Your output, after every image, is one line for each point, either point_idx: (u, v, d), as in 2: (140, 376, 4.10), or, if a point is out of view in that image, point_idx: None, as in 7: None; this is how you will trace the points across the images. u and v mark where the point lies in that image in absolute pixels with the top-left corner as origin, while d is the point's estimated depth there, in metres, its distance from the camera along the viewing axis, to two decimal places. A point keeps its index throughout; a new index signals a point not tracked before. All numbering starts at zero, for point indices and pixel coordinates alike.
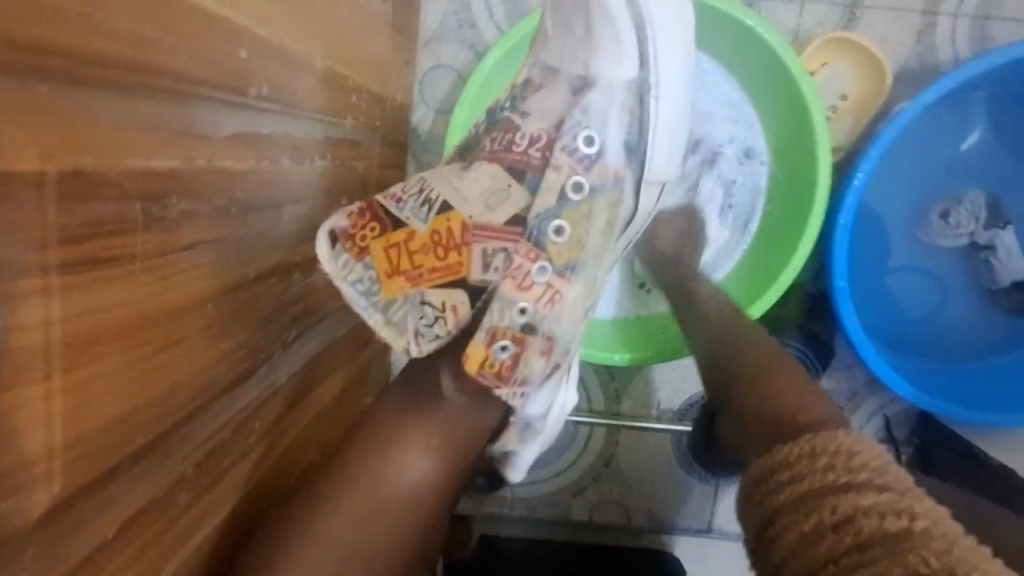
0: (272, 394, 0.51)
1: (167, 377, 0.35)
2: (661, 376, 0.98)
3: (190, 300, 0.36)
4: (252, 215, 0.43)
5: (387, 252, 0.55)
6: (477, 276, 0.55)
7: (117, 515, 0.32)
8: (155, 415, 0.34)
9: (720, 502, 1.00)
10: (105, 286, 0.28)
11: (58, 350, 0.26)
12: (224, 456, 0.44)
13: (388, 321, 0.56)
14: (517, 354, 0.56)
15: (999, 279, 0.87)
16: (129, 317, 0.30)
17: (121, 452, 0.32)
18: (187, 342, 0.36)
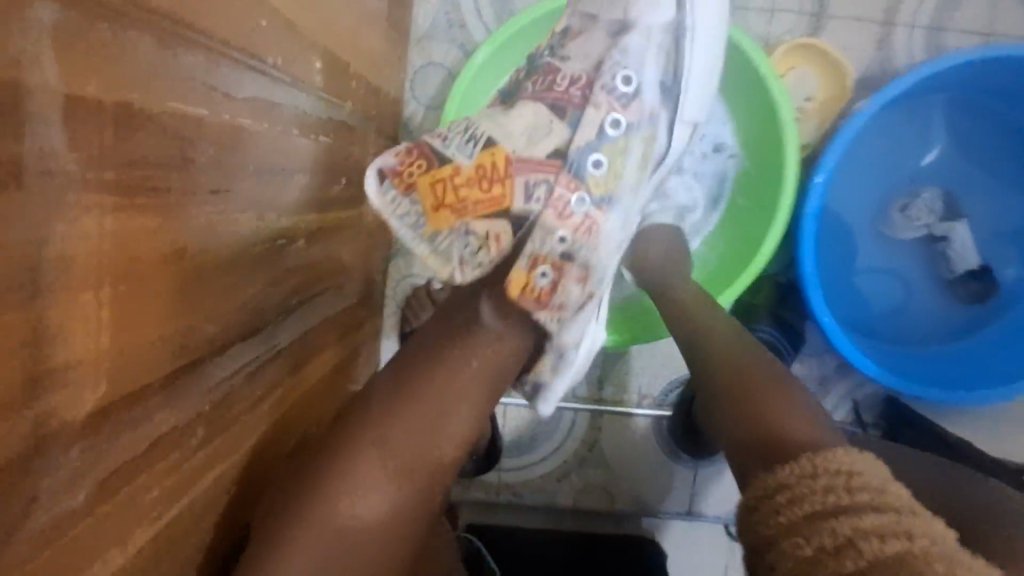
0: (273, 357, 0.53)
1: (188, 315, 0.37)
2: (642, 364, 1.02)
3: (210, 246, 0.39)
4: (264, 177, 0.46)
5: (433, 188, 0.60)
6: (519, 207, 0.59)
7: (140, 437, 0.34)
8: (176, 349, 0.36)
9: (700, 485, 1.03)
10: (140, 220, 0.31)
11: (95, 270, 0.28)
12: (231, 406, 0.46)
13: (435, 250, 0.61)
14: (555, 281, 0.58)
15: (957, 269, 0.91)
16: (159, 249, 0.33)
17: (146, 376, 0.34)
18: (205, 285, 0.39)
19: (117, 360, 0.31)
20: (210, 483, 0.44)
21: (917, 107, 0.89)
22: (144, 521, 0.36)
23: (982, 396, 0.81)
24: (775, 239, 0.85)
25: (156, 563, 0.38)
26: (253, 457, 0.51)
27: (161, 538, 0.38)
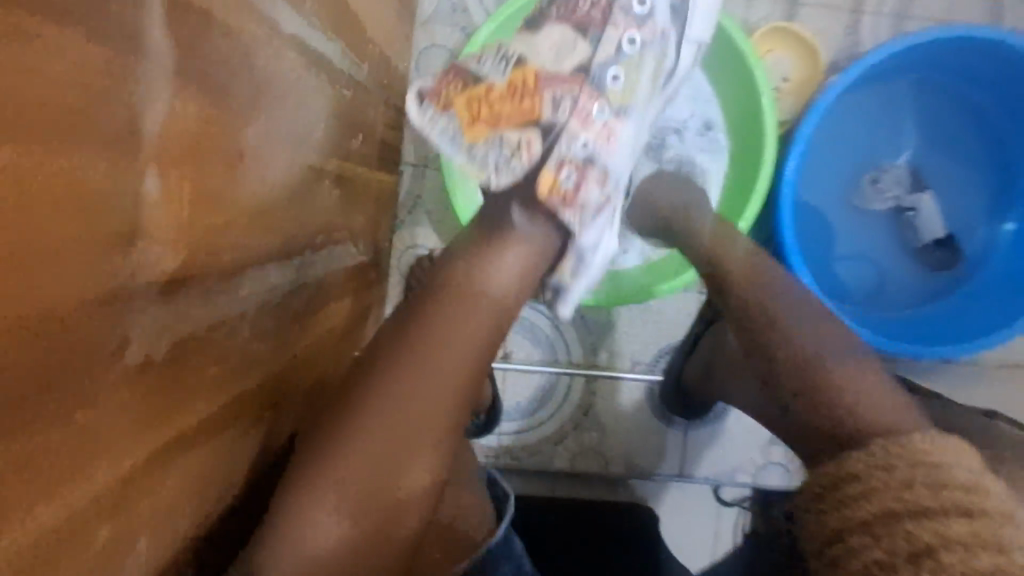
0: (297, 288, 0.57)
1: (227, 217, 0.41)
2: (635, 330, 1.06)
3: (248, 160, 0.43)
4: (297, 112, 0.50)
5: (468, 104, 0.63)
6: (548, 116, 0.63)
7: (187, 317, 0.38)
8: (218, 244, 0.40)
9: (690, 448, 1.07)
10: (192, 115, 0.35)
11: (156, 150, 0.32)
12: (261, 320, 0.50)
13: (470, 161, 0.63)
14: (579, 181, 0.62)
15: (924, 238, 0.95)
16: (209, 146, 0.37)
17: (195, 262, 0.38)
18: (242, 195, 0.43)
19: (171, 240, 0.35)
20: (243, 389, 0.48)
21: (883, 84, 0.92)
22: (186, 402, 0.39)
23: (952, 349, 0.84)
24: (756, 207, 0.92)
25: (197, 446, 0.42)
26: (279, 378, 0.55)
27: (199, 425, 0.41)
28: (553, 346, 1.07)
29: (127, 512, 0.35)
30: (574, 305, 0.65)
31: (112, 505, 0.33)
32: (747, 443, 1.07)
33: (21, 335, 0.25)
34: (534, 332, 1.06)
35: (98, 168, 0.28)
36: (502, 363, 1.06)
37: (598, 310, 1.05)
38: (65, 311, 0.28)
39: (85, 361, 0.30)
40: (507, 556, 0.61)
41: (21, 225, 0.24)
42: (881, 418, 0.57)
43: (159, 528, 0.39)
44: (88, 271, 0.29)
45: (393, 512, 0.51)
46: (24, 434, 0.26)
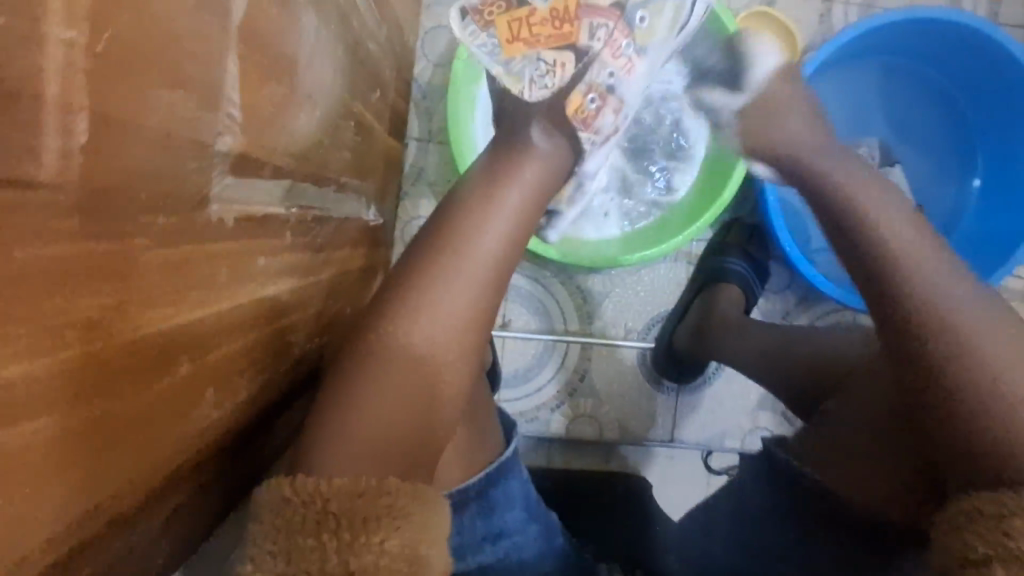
0: (321, 219, 0.60)
1: (273, 121, 0.44)
2: (629, 299, 1.10)
3: (287, 70, 0.45)
4: (325, 41, 0.53)
5: (508, 25, 0.69)
6: (584, 42, 0.70)
7: (242, 205, 0.40)
8: (266, 144, 0.43)
9: (681, 414, 1.11)
10: (250, 8, 0.38)
11: (233, 29, 0.35)
12: (293, 236, 0.51)
13: (509, 73, 0.69)
14: (599, 106, 0.72)
15: None
16: (262, 45, 0.40)
17: (252, 153, 0.40)
18: (283, 104, 0.45)
19: (243, 119, 0.38)
20: (283, 292, 0.50)
21: (853, 67, 0.98)
22: (244, 277, 0.42)
23: None
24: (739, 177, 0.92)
25: (243, 340, 0.44)
26: (309, 300, 0.58)
27: (251, 309, 0.44)
28: (550, 313, 1.10)
29: (197, 364, 0.37)
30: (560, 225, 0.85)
31: (187, 351, 0.36)
32: (734, 406, 1.11)
33: (140, 153, 0.28)
34: (532, 300, 1.10)
35: (201, 25, 0.32)
36: (500, 331, 1.09)
37: (594, 279, 1.10)
38: (171, 145, 0.30)
39: (184, 203, 0.33)
40: (515, 473, 0.65)
41: (147, 51, 0.27)
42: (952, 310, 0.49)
43: (215, 397, 0.41)
44: (191, 118, 0.32)
45: (413, 411, 0.51)
46: (133, 246, 0.29)
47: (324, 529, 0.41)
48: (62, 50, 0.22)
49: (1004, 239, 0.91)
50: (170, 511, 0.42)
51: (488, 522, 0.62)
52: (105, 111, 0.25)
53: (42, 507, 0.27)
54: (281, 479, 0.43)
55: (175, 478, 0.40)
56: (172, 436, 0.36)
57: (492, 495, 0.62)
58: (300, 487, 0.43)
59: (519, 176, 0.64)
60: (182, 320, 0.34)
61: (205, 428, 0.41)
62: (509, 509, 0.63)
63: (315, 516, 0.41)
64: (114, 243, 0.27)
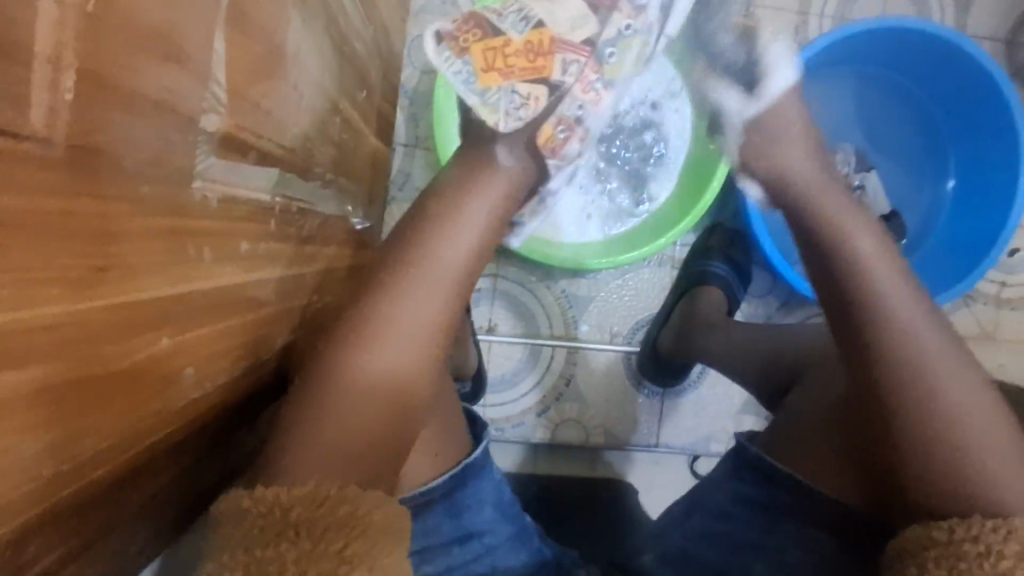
0: (306, 212, 0.60)
1: (257, 111, 0.44)
2: (614, 303, 1.11)
3: (271, 62, 0.45)
4: (309, 36, 0.53)
5: (485, 54, 0.67)
6: (555, 77, 0.68)
7: (223, 189, 0.40)
8: (251, 134, 0.43)
9: (666, 419, 1.12)
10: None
11: (223, 9, 0.36)
12: (276, 229, 0.51)
13: (485, 103, 0.68)
14: (567, 136, 0.72)
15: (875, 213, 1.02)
16: (247, 34, 0.40)
17: (236, 141, 0.41)
18: (268, 97, 0.46)
19: (229, 98, 0.39)
20: (267, 280, 0.50)
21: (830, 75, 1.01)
22: (227, 257, 0.42)
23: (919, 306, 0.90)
24: (714, 192, 0.94)
25: (226, 329, 0.43)
26: (293, 291, 0.58)
27: (236, 294, 0.44)
28: (536, 318, 1.10)
29: (179, 338, 0.37)
30: (520, 237, 0.84)
31: (169, 324, 0.36)
32: (718, 410, 1.12)
33: (129, 117, 0.29)
34: (517, 305, 1.10)
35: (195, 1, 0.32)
36: (486, 336, 1.10)
37: (579, 283, 1.10)
38: (160, 115, 0.31)
39: (169, 173, 0.33)
40: (485, 473, 0.65)
41: (139, 18, 0.28)
42: (903, 320, 0.53)
43: (196, 376, 0.41)
44: (180, 90, 0.32)
45: (389, 414, 0.53)
46: (116, 208, 0.29)
47: (283, 538, 0.42)
48: (52, 6, 0.23)
49: (977, 241, 0.94)
50: (142, 491, 0.41)
51: (457, 522, 0.62)
52: (95, 70, 0.25)
53: (12, 465, 0.27)
54: (244, 492, 0.44)
55: (149, 455, 0.39)
56: (148, 411, 0.36)
57: (460, 496, 0.62)
58: (262, 497, 0.44)
59: (482, 193, 0.63)
60: (163, 289, 0.34)
61: (184, 406, 0.40)
62: (479, 509, 0.63)
63: (275, 527, 0.42)
64: (97, 201, 0.27)
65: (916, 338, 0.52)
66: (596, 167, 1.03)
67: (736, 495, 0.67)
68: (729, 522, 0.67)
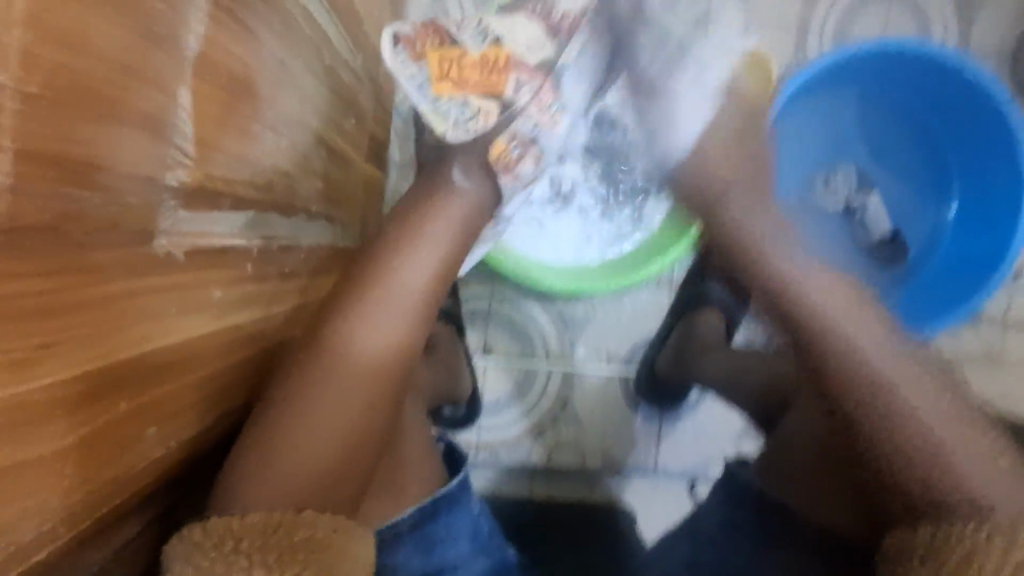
0: (288, 249, 0.59)
1: (223, 163, 0.43)
2: (610, 324, 1.09)
3: (238, 110, 0.45)
4: (284, 75, 0.52)
5: (438, 60, 0.66)
6: (509, 93, 0.67)
7: (183, 241, 0.40)
8: (215, 186, 0.42)
9: (663, 442, 1.10)
10: (187, 51, 0.37)
11: (184, 64, 0.37)
12: (252, 273, 0.51)
13: (434, 111, 0.66)
14: (521, 154, 0.72)
15: (875, 235, 1.00)
16: (203, 87, 0.39)
17: (195, 196, 0.40)
18: (236, 146, 0.45)
19: (196, 151, 0.39)
20: (242, 323, 0.50)
21: (832, 96, 0.98)
22: (193, 311, 0.42)
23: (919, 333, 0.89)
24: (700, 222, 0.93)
25: (186, 384, 0.43)
26: (274, 328, 0.57)
27: (198, 345, 0.43)
28: (531, 340, 1.09)
29: (137, 401, 0.38)
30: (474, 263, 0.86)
31: (123, 390, 0.36)
32: (716, 433, 1.10)
33: (75, 189, 0.29)
34: (513, 327, 1.09)
35: (144, 63, 0.33)
36: (481, 358, 1.09)
37: (576, 305, 1.09)
38: (88, 189, 0.30)
39: (123, 235, 0.34)
40: (461, 507, 0.64)
41: (83, 91, 0.29)
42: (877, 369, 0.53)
43: (158, 435, 0.41)
44: (136, 153, 0.33)
45: (359, 454, 0.52)
46: (63, 280, 0.30)
47: (235, 569, 0.41)
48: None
49: (979, 262, 0.92)
50: (105, 555, 0.41)
51: (429, 557, 0.60)
52: (37, 149, 0.26)
53: None
54: (195, 529, 0.43)
55: (109, 517, 0.39)
56: (103, 475, 0.36)
57: (432, 530, 0.61)
58: (213, 530, 0.43)
59: (443, 220, 0.64)
60: (114, 359, 0.34)
61: (148, 465, 0.41)
62: (452, 542, 0.62)
63: (227, 558, 0.42)
64: (43, 277, 0.28)
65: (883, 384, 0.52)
66: (596, 184, 1.01)
67: (726, 524, 0.67)
68: (722, 550, 0.66)
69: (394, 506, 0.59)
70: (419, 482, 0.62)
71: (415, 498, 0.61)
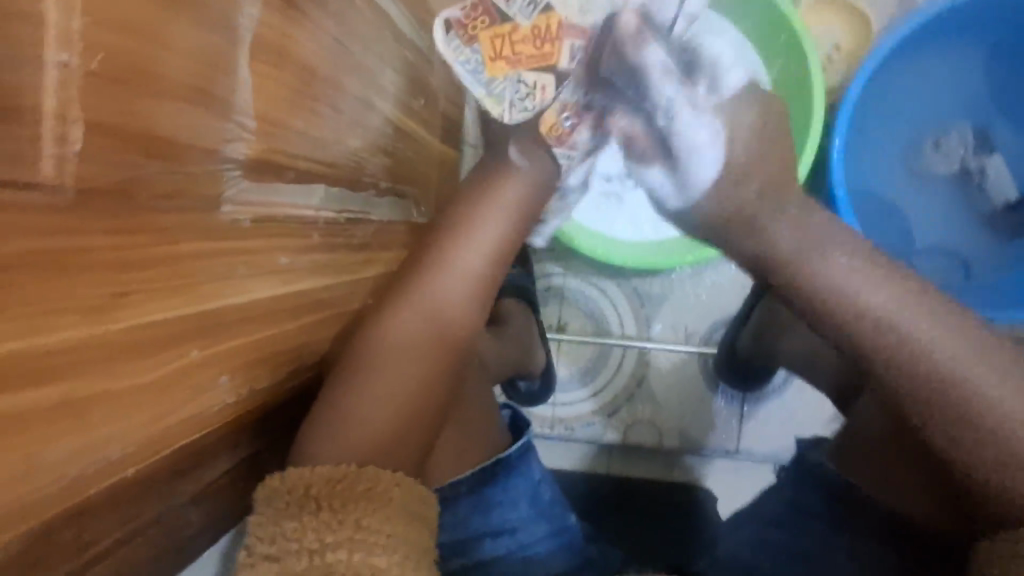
0: (357, 221, 0.63)
1: (284, 142, 0.46)
2: (688, 302, 1.06)
3: (300, 94, 0.48)
4: (346, 58, 0.55)
5: (492, 41, 0.67)
6: (564, 64, 0.68)
7: (247, 209, 0.44)
8: (274, 162, 0.46)
9: (747, 424, 1.05)
10: (244, 38, 0.40)
11: (238, 43, 0.40)
12: (316, 243, 0.54)
13: (490, 95, 0.68)
14: (576, 124, 0.71)
15: (995, 202, 0.88)
16: (262, 72, 0.43)
17: (255, 170, 0.44)
18: (296, 128, 0.48)
19: (256, 125, 0.43)
20: (309, 289, 0.54)
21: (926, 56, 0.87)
22: (261, 272, 0.46)
23: None
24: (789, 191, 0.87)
25: (250, 342, 0.47)
26: (341, 296, 0.61)
27: (264, 304, 0.48)
28: (605, 316, 1.08)
29: (209, 350, 0.42)
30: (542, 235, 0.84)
31: (195, 337, 0.40)
32: (805, 416, 1.04)
33: (138, 159, 0.33)
34: (586, 304, 1.08)
35: (203, 47, 0.37)
36: (554, 334, 1.09)
37: (651, 282, 1.06)
38: (148, 161, 0.34)
39: (186, 200, 0.38)
40: (521, 472, 0.66)
41: (143, 69, 0.32)
42: None
43: (229, 383, 0.46)
44: (194, 125, 0.37)
45: (415, 421, 0.54)
46: (136, 238, 0.34)
47: (305, 511, 0.44)
48: (56, 71, 0.27)
49: None
50: (192, 487, 0.47)
51: (488, 519, 0.63)
52: (96, 119, 0.30)
53: (53, 462, 0.32)
54: (274, 478, 0.47)
55: (188, 457, 0.44)
56: (176, 415, 0.40)
57: (489, 493, 0.63)
58: (288, 478, 0.47)
59: (495, 198, 0.67)
60: (188, 310, 0.39)
61: (220, 411, 0.46)
62: (511, 507, 0.64)
63: (298, 502, 0.45)
64: (115, 235, 0.33)
65: (946, 367, 0.49)
66: None
67: (789, 504, 0.65)
68: (786, 530, 0.64)
69: (456, 468, 0.62)
70: (477, 445, 0.65)
71: (475, 461, 0.64)
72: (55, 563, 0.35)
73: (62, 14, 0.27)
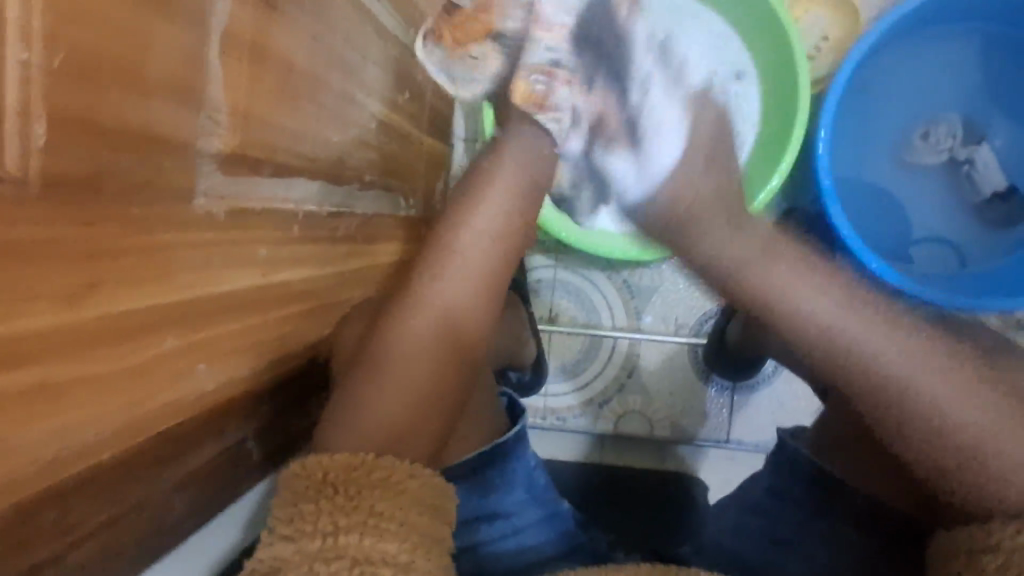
0: (340, 214, 0.64)
1: (260, 138, 0.47)
2: (680, 293, 1.06)
3: (277, 90, 0.49)
4: (326, 54, 0.56)
5: (449, 30, 0.70)
6: (502, 24, 0.66)
7: (223, 201, 0.45)
8: (251, 156, 0.47)
9: (739, 414, 1.06)
10: (217, 36, 0.41)
11: (211, 41, 0.41)
12: (296, 234, 0.55)
13: (452, 76, 0.72)
14: (547, 85, 0.64)
15: (984, 192, 0.88)
16: (236, 69, 0.44)
17: (230, 163, 0.45)
18: (272, 122, 0.49)
19: (231, 119, 0.44)
20: (290, 280, 0.55)
21: (918, 47, 0.87)
22: (239, 264, 0.48)
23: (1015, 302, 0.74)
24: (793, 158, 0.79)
25: (229, 331, 0.48)
26: (324, 287, 0.62)
27: (242, 294, 0.49)
28: (596, 309, 1.08)
29: (186, 339, 0.43)
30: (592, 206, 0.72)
31: (170, 326, 0.42)
32: (794, 407, 1.05)
33: (109, 154, 0.34)
34: (580, 296, 1.09)
35: (174, 44, 0.38)
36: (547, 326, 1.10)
37: (642, 274, 1.07)
38: (118, 154, 0.35)
39: (160, 192, 0.39)
40: (518, 457, 0.67)
41: (113, 65, 0.33)
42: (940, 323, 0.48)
43: (209, 371, 0.47)
44: (165, 118, 0.38)
45: (422, 414, 0.55)
46: (108, 230, 0.35)
47: (323, 494, 0.46)
48: (16, 69, 0.28)
49: None
50: (175, 474, 0.48)
51: (484, 500, 0.64)
52: (61, 114, 0.31)
53: (24, 445, 0.33)
54: (295, 462, 0.49)
55: (168, 444, 0.45)
56: (151, 402, 0.42)
57: (489, 476, 0.64)
58: (308, 463, 0.48)
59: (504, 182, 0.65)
60: (163, 300, 0.40)
61: (199, 399, 0.47)
62: (507, 491, 0.66)
63: (317, 486, 0.46)
64: (87, 227, 0.34)
65: None
66: None
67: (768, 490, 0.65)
68: (766, 516, 0.64)
69: None
70: (477, 431, 0.65)
71: (474, 445, 0.65)
72: (34, 546, 0.36)
73: (26, 14, 0.28)
